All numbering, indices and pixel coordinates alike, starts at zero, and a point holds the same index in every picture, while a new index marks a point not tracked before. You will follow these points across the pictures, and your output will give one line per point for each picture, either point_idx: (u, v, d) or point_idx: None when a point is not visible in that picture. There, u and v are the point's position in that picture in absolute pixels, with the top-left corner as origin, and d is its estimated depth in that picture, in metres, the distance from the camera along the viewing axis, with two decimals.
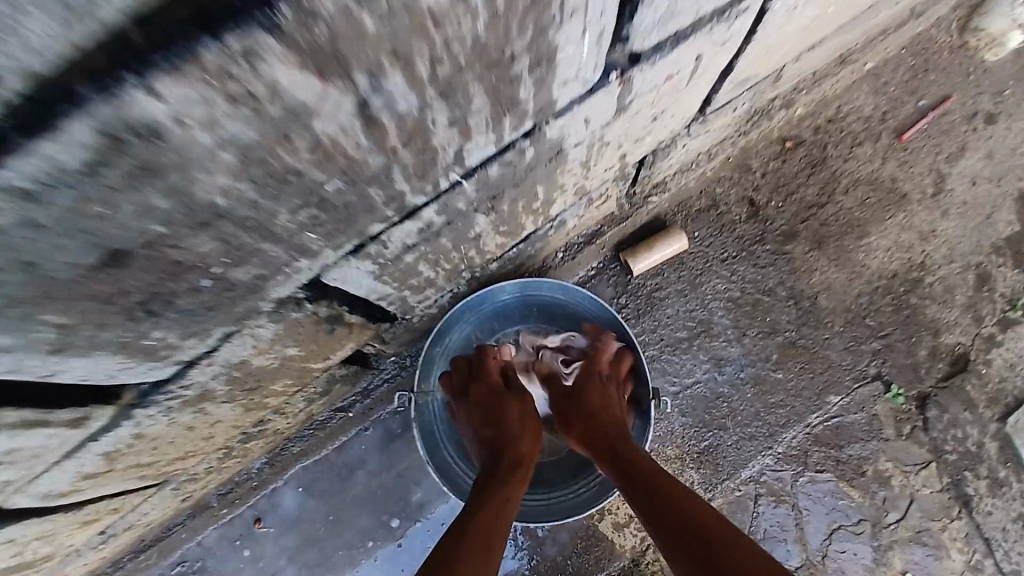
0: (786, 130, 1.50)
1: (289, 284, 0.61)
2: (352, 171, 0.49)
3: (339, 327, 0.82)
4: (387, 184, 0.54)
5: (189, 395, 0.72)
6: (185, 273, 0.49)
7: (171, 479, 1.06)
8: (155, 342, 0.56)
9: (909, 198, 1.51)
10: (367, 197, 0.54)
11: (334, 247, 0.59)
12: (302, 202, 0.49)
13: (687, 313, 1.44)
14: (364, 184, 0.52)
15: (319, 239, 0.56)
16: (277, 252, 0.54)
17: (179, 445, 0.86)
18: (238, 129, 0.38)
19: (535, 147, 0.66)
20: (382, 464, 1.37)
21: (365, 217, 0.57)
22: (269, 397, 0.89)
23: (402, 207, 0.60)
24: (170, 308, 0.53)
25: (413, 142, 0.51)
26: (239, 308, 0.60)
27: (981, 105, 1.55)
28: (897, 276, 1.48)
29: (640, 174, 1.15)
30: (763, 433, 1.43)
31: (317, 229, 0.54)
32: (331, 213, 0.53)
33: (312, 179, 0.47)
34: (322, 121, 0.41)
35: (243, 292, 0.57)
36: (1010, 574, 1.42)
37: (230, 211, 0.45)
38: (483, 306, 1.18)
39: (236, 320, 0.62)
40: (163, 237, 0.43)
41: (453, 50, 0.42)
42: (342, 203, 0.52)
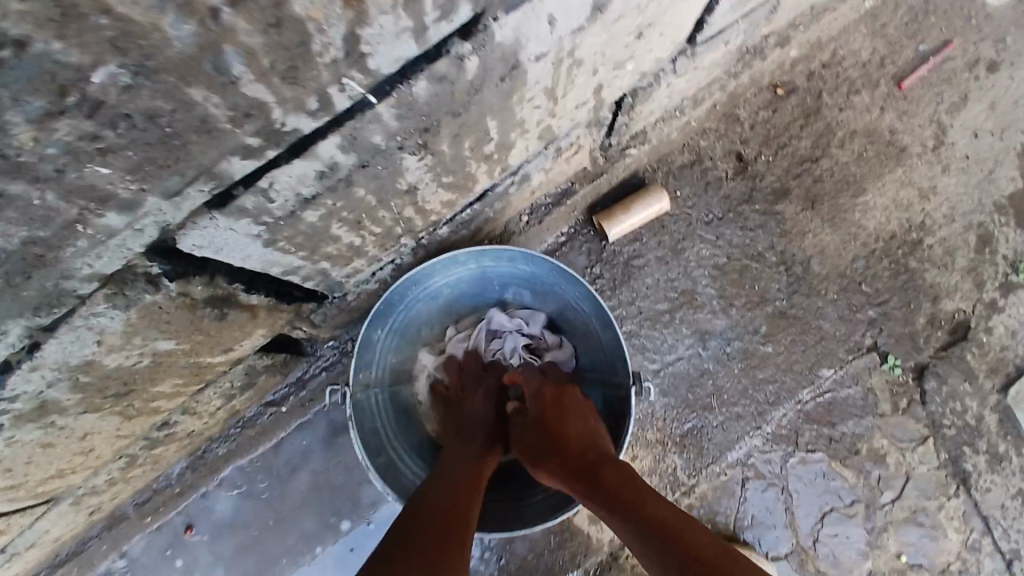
0: (777, 76, 1.34)
1: (105, 255, 0.45)
2: (141, 49, 0.32)
3: (234, 312, 0.64)
4: (224, 83, 0.37)
5: (21, 408, 0.53)
6: None
7: (65, 495, 0.85)
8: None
9: (908, 151, 1.36)
10: (186, 103, 0.37)
11: (163, 192, 0.43)
12: (49, 103, 0.33)
13: (669, 281, 1.29)
14: (175, 75, 0.35)
15: (121, 174, 0.40)
16: (44, 195, 0.38)
17: (51, 465, 0.66)
18: None
19: (481, 58, 0.48)
20: (327, 460, 1.19)
21: (201, 140, 0.40)
22: (160, 401, 0.70)
23: (267, 128, 0.42)
24: None
25: (250, 4, 0.33)
26: (33, 287, 0.43)
27: (985, 52, 1.39)
28: (895, 237, 1.35)
29: (617, 120, 0.97)
30: (752, 412, 1.30)
31: (109, 155, 0.37)
32: (131, 127, 0.36)
33: (49, 56, 0.31)
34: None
35: (24, 262, 0.41)
36: (1009, 554, 1.32)
37: None
38: (432, 281, 0.99)
39: (38, 305, 0.45)
40: None
41: None
42: (132, 113, 0.36)
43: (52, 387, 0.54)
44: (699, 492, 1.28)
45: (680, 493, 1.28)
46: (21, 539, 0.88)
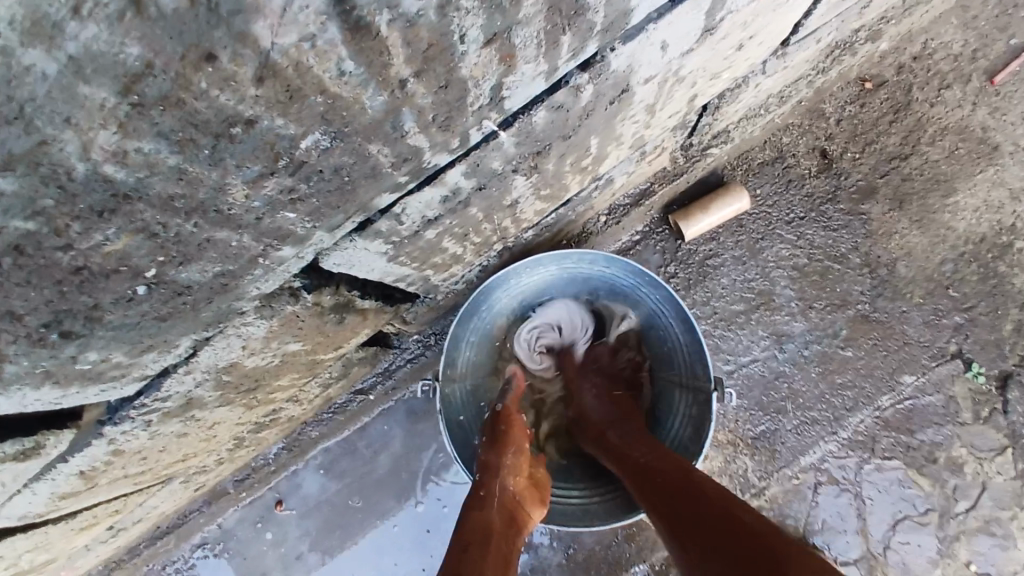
0: (866, 70, 1.29)
1: (272, 279, 0.51)
2: (332, 116, 0.39)
3: (350, 315, 0.68)
4: (395, 136, 0.43)
5: (169, 406, 0.59)
6: (109, 280, 0.41)
7: (176, 475, 0.90)
8: (90, 365, 0.47)
9: (1000, 150, 1.29)
10: (368, 158, 0.44)
11: (328, 228, 0.49)
12: (260, 168, 0.40)
13: (745, 282, 1.28)
14: (361, 136, 0.42)
15: (303, 220, 0.46)
16: (242, 241, 0.45)
17: (183, 450, 0.74)
18: (103, 35, 0.28)
19: (596, 84, 0.50)
20: (406, 447, 1.25)
21: (367, 185, 0.47)
22: (275, 392, 0.76)
23: (418, 168, 0.48)
24: (100, 326, 0.44)
25: (431, 71, 0.39)
26: (207, 314, 0.50)
27: None
28: (985, 241, 1.29)
29: (701, 120, 0.96)
30: (828, 416, 1.28)
31: (297, 206, 0.45)
32: (319, 183, 0.44)
33: (270, 130, 0.37)
34: (269, 26, 0.31)
35: (207, 295, 0.48)
36: None
37: (141, 186, 0.36)
38: (519, 281, 1.03)
39: (209, 325, 0.51)
40: (32, 236, 0.35)
41: None
42: (323, 170, 0.43)
43: (199, 386, 0.60)
44: (769, 495, 1.28)
45: (749, 495, 1.28)
46: (132, 513, 0.95)
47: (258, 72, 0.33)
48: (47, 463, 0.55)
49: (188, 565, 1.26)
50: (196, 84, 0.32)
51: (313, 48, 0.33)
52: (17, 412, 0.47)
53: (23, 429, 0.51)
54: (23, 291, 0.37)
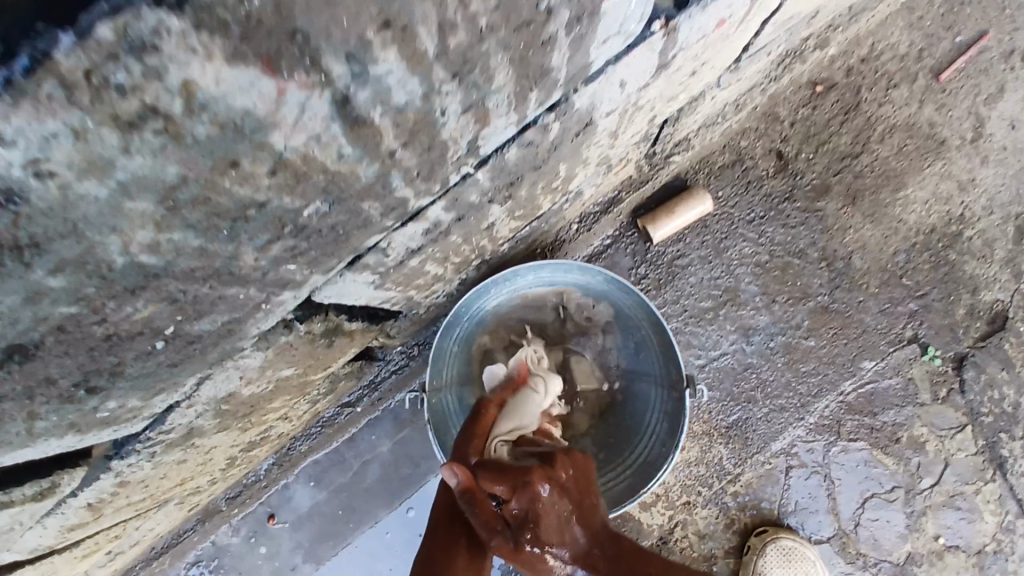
0: (817, 73, 1.36)
1: (271, 318, 0.56)
2: (334, 188, 0.46)
3: (339, 338, 0.72)
4: (385, 193, 0.50)
5: (173, 437, 0.63)
6: (132, 340, 0.46)
7: (172, 498, 0.92)
8: (108, 413, 0.52)
9: (948, 144, 1.37)
10: (360, 214, 0.50)
11: (324, 270, 0.54)
12: (272, 236, 0.46)
13: (712, 280, 1.34)
14: (355, 198, 0.48)
15: (302, 269, 0.52)
16: (247, 294, 0.51)
17: (182, 475, 0.77)
18: (145, 162, 0.35)
19: (561, 123, 0.56)
20: (395, 456, 1.28)
21: (360, 233, 0.52)
22: (268, 414, 0.79)
23: (405, 214, 0.54)
24: (120, 378, 0.49)
25: (416, 141, 0.47)
26: (214, 354, 0.55)
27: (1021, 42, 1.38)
28: (935, 231, 1.37)
29: (663, 131, 1.00)
30: (795, 403, 1.35)
31: (297, 259, 0.51)
32: (315, 239, 0.50)
33: (284, 208, 0.44)
34: (284, 133, 0.38)
35: (214, 340, 0.53)
36: None
37: (168, 266, 0.43)
38: (497, 292, 1.08)
39: (213, 363, 0.56)
40: (76, 317, 0.41)
41: (470, 11, 0.38)
42: (321, 228, 0.49)
43: (199, 416, 0.63)
44: (744, 480, 1.34)
45: (726, 481, 1.35)
46: (129, 538, 0.97)
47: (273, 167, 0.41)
48: (59, 500, 0.59)
49: None
50: (222, 184, 0.39)
51: (319, 142, 0.41)
52: (36, 455, 0.51)
53: (38, 471, 0.54)
54: (59, 357, 0.43)
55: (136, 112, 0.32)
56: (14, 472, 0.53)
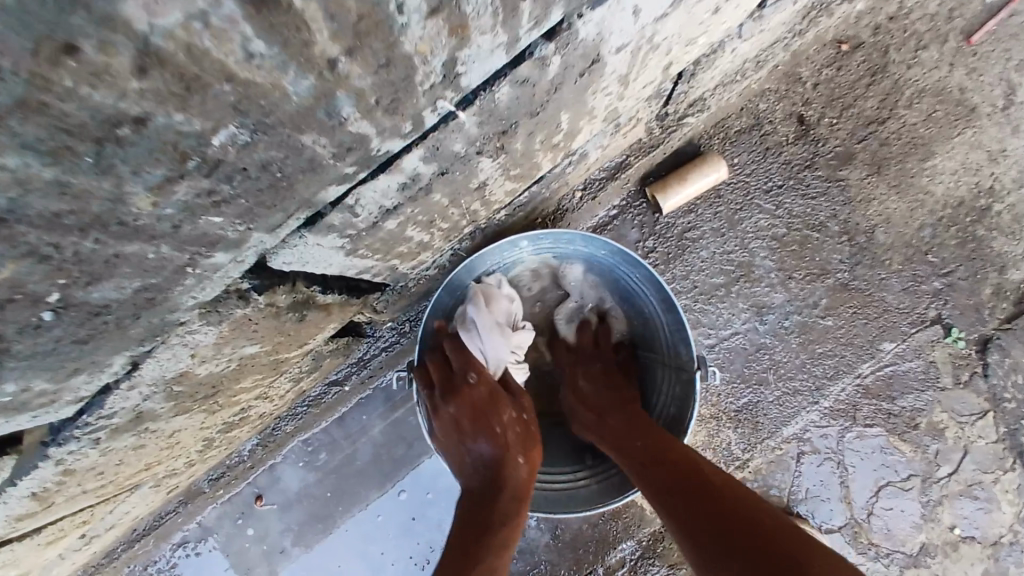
0: (842, 31, 1.25)
1: (209, 286, 0.52)
2: (247, 107, 0.37)
3: (311, 311, 0.68)
4: (332, 124, 0.43)
5: (118, 421, 0.59)
6: (10, 307, 0.40)
7: (145, 482, 0.86)
8: (10, 397, 0.47)
9: (978, 112, 1.27)
10: (293, 145, 0.43)
11: (267, 229, 0.50)
12: (168, 171, 0.39)
13: (725, 254, 1.25)
14: (288, 127, 0.41)
15: (231, 222, 0.47)
16: (168, 252, 0.45)
17: (144, 460, 0.71)
18: None
19: (563, 56, 0.50)
20: (388, 435, 1.22)
21: (307, 179, 0.47)
22: (240, 393, 0.74)
23: (366, 156, 0.49)
24: (10, 354, 0.43)
25: (364, 48, 0.38)
26: (137, 330, 0.50)
27: None
28: (963, 205, 1.28)
29: (676, 88, 0.91)
30: (809, 386, 1.28)
31: (222, 208, 0.45)
32: (253, 179, 0.44)
33: (171, 127, 0.36)
34: (142, 6, 0.28)
35: (132, 309, 0.48)
36: None
37: (21, 206, 0.35)
38: (492, 265, 1.00)
39: (144, 338, 0.51)
40: None
41: None
42: (246, 164, 0.42)
43: (148, 399, 0.60)
44: (752, 466, 1.28)
45: (733, 466, 1.29)
46: (103, 522, 0.92)
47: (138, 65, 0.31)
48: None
49: (169, 564, 1.23)
50: (59, 82, 0.30)
51: (207, 28, 0.31)
52: None
53: None
54: None
55: None
56: None
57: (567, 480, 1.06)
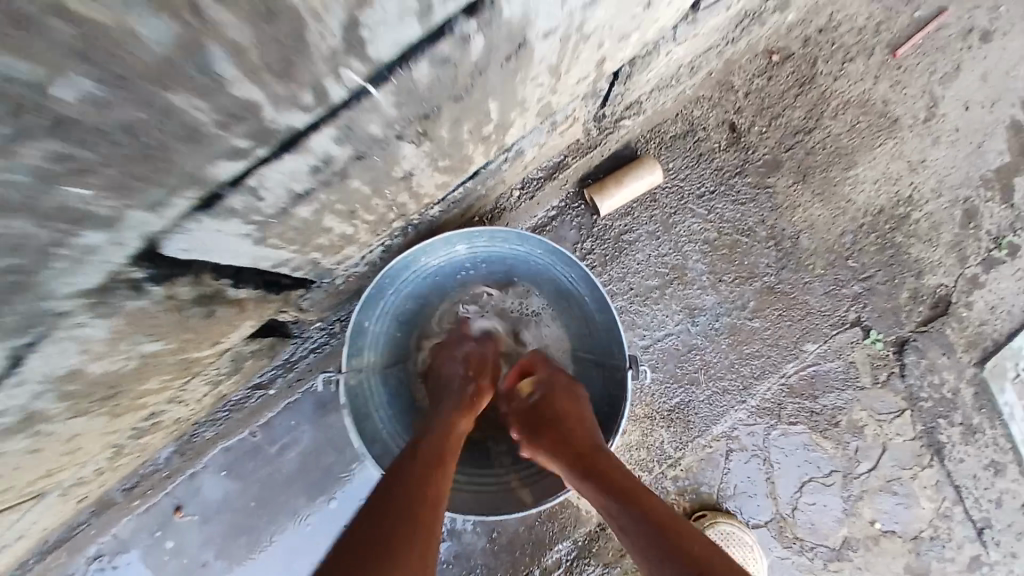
0: (773, 41, 1.29)
1: (87, 272, 0.50)
2: (105, 60, 0.35)
3: (221, 306, 0.68)
4: (204, 82, 0.41)
5: (8, 420, 0.57)
6: None
7: (52, 489, 0.82)
8: None
9: (900, 123, 1.35)
10: (158, 105, 0.41)
11: (150, 207, 0.48)
12: (11, 128, 0.36)
13: (660, 257, 1.27)
14: (154, 84, 0.39)
15: (107, 201, 0.45)
16: (35, 233, 0.43)
17: (37, 466, 0.67)
18: None
19: (487, 34, 0.52)
20: (315, 442, 1.17)
21: (186, 149, 0.45)
22: (145, 396, 0.72)
23: (260, 130, 0.48)
24: None
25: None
26: (12, 317, 0.47)
27: (977, 22, 1.35)
28: (882, 212, 1.35)
29: (612, 90, 0.92)
30: (737, 386, 1.32)
31: (90, 179, 0.42)
32: (117, 149, 0.42)
33: (7, 77, 0.33)
34: None
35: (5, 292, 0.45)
36: (978, 521, 1.38)
37: None
38: (425, 262, 0.98)
39: (21, 329, 0.49)
40: None
41: None
42: (103, 127, 0.40)
43: (38, 399, 0.58)
44: (683, 464, 1.31)
45: (666, 466, 1.32)
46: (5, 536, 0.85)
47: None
48: None
49: None
50: None
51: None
52: None
53: None
54: None
55: None
56: None
57: (494, 483, 1.04)
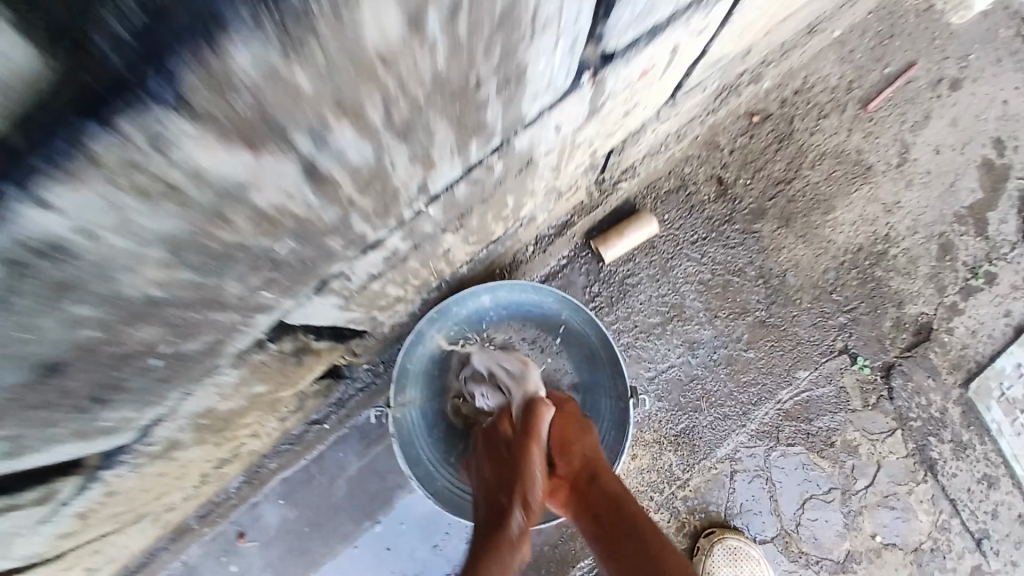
0: (753, 104, 1.47)
1: (245, 337, 0.62)
2: (302, 229, 0.52)
3: (308, 355, 0.80)
4: (348, 229, 0.58)
5: (157, 447, 0.68)
6: (133, 358, 0.50)
7: (148, 513, 0.97)
8: (108, 425, 0.57)
9: (874, 169, 1.51)
10: (322, 248, 0.57)
11: (292, 293, 0.61)
12: (249, 273, 0.52)
13: (660, 297, 1.43)
14: (319, 240, 0.56)
15: (274, 296, 0.59)
16: (227, 315, 0.55)
17: (153, 489, 0.83)
18: (150, 223, 0.39)
19: (505, 161, 0.66)
20: (360, 470, 1.33)
21: (328, 261, 0.60)
22: (240, 429, 0.87)
23: (365, 243, 0.63)
24: (122, 391, 0.54)
25: (372, 187, 0.54)
26: (197, 369, 0.60)
27: (947, 72, 1.55)
28: (862, 250, 1.50)
29: (609, 161, 1.10)
30: (737, 412, 1.46)
31: (271, 287, 0.57)
32: (287, 269, 0.56)
33: (256, 250, 0.50)
34: (259, 192, 0.44)
35: (199, 354, 0.58)
36: (976, 531, 1.49)
37: (169, 299, 0.47)
38: (455, 312, 1.16)
39: (194, 378, 0.61)
40: (100, 342, 0.45)
41: (409, 91, 0.44)
42: (294, 263, 0.56)
43: (181, 430, 0.70)
44: (692, 485, 1.45)
45: (676, 486, 1.45)
46: (108, 554, 1.00)
47: (212, 221, 0.43)
48: (55, 508, 0.64)
49: None
50: (209, 233, 0.44)
51: (280, 186, 0.45)
52: (53, 458, 0.56)
53: (39, 477, 0.57)
54: (77, 374, 0.47)
55: (143, 182, 0.36)
56: (29, 477, 0.56)
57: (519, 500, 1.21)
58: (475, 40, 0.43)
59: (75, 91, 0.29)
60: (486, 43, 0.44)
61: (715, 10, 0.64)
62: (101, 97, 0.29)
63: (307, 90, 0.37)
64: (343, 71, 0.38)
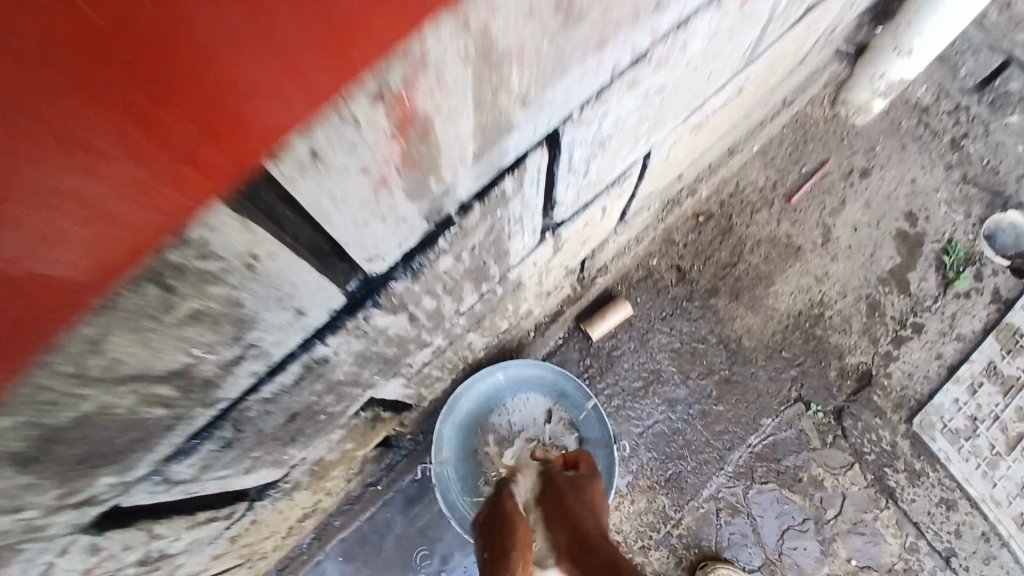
0: (698, 207, 1.87)
1: (357, 404, 0.92)
2: (400, 342, 0.83)
3: (378, 423, 1.15)
4: (421, 337, 0.91)
5: (288, 485, 1.01)
6: (316, 416, 0.80)
7: (251, 559, 1.26)
8: (285, 459, 0.86)
9: (803, 249, 1.88)
10: (408, 349, 0.90)
11: (385, 377, 0.93)
12: (379, 363, 0.83)
13: (640, 365, 1.77)
14: (406, 346, 0.88)
15: (378, 375, 0.88)
16: (358, 390, 0.86)
17: (269, 529, 1.14)
18: (353, 347, 0.70)
19: (505, 284, 1.02)
20: (405, 525, 1.63)
21: (409, 354, 0.92)
22: (327, 481, 1.20)
23: (425, 343, 0.95)
24: (297, 441, 0.83)
25: (433, 316, 0.86)
26: (331, 426, 0.90)
27: (856, 162, 1.93)
28: (802, 314, 1.84)
29: (584, 266, 1.49)
30: (715, 456, 1.76)
31: (379, 373, 0.87)
32: (387, 364, 0.87)
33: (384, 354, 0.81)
34: (394, 327, 0.75)
35: (336, 417, 0.88)
36: (943, 551, 1.75)
37: (347, 380, 0.77)
38: (478, 388, 1.51)
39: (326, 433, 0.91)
40: (314, 406, 0.75)
41: (455, 276, 0.77)
42: (396, 358, 0.88)
43: (302, 472, 1.02)
44: (684, 523, 1.72)
45: (670, 525, 1.73)
46: None
47: (373, 347, 0.75)
48: (225, 527, 0.93)
49: None
50: (372, 348, 0.75)
51: (405, 323, 0.76)
52: (250, 483, 0.85)
53: (230, 499, 0.86)
54: (297, 424, 0.76)
55: (361, 330, 0.67)
56: (230, 496, 0.85)
57: None
58: (485, 247, 0.76)
59: (348, 301, 0.59)
60: (491, 247, 0.78)
61: (626, 182, 1.02)
62: (356, 301, 0.60)
63: (419, 287, 0.70)
64: (433, 277, 0.70)
